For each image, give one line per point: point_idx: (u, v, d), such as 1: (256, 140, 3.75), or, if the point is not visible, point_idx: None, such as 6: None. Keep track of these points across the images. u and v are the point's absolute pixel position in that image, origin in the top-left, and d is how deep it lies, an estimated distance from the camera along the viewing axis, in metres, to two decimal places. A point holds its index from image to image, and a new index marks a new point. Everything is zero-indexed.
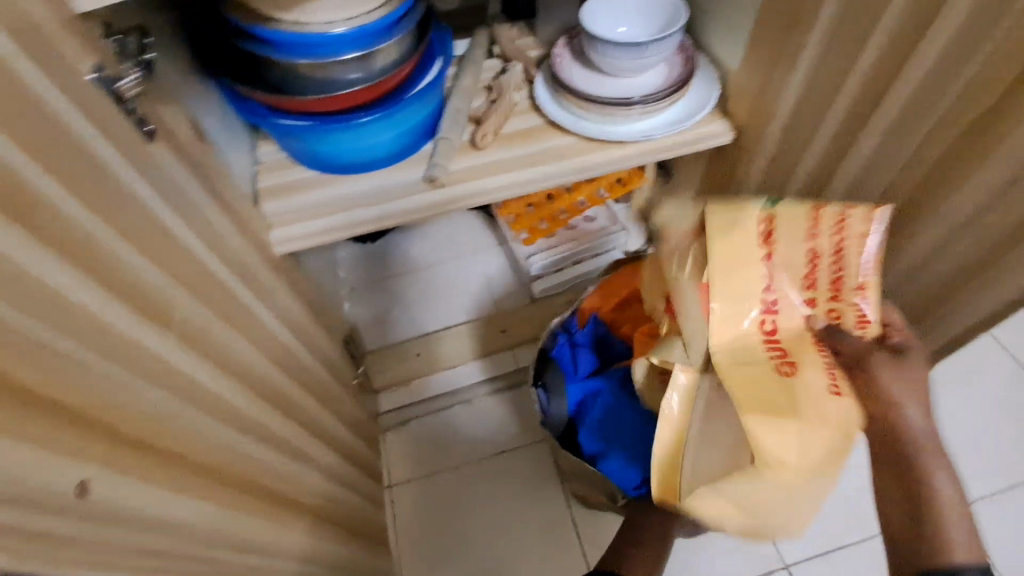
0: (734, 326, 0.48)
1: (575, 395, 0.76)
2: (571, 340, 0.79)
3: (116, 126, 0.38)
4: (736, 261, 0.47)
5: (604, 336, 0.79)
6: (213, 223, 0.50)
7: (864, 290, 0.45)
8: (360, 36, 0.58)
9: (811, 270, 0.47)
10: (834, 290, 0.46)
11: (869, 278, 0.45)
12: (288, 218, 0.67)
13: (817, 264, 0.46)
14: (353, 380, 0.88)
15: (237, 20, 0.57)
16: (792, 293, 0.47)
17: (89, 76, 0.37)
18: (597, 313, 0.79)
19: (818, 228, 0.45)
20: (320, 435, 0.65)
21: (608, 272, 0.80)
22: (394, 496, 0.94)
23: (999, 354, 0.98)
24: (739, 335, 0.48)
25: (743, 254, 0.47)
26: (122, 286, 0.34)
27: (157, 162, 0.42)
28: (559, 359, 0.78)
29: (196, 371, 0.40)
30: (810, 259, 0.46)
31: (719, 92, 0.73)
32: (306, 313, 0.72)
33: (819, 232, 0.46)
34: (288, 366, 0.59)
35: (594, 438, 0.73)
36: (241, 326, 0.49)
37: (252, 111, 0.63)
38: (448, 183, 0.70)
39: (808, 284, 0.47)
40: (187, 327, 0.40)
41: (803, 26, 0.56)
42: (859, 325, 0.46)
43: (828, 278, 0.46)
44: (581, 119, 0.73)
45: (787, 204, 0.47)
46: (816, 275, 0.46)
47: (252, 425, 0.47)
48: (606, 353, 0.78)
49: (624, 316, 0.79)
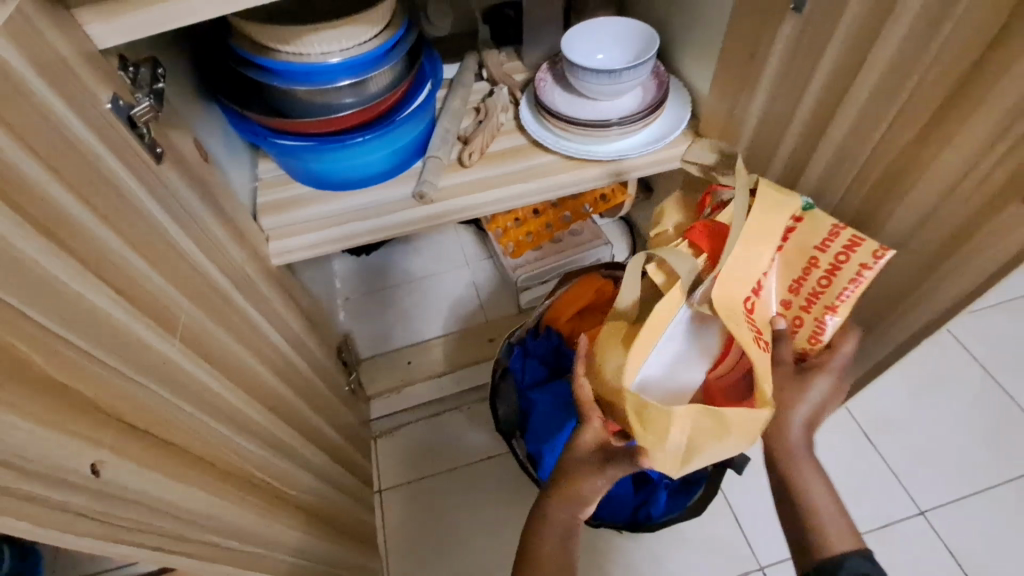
0: (733, 287, 0.53)
1: (521, 403, 0.83)
2: (525, 350, 0.84)
3: (129, 148, 0.42)
4: (763, 234, 0.53)
5: (558, 346, 0.84)
6: (215, 235, 0.54)
7: (832, 311, 0.53)
8: (354, 64, 0.63)
9: (803, 275, 0.55)
10: (808, 299, 0.55)
11: (841, 303, 0.53)
12: (283, 232, 0.71)
13: (811, 272, 0.54)
14: (346, 387, 0.91)
15: (241, 50, 0.63)
16: (773, 291, 0.57)
17: (107, 106, 0.41)
18: (554, 324, 0.85)
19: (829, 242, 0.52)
20: (314, 438, 0.68)
21: (570, 281, 0.83)
22: (384, 500, 0.97)
23: (959, 354, 1.02)
24: (731, 297, 0.52)
25: (770, 231, 0.53)
26: (133, 291, 0.38)
27: (165, 180, 0.47)
28: (514, 369, 0.83)
29: (198, 370, 0.44)
30: (807, 265, 0.55)
31: (690, 115, 0.78)
32: (301, 321, 0.76)
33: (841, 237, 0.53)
34: (284, 371, 0.63)
35: (534, 439, 0.82)
36: (240, 332, 0.53)
37: (252, 132, 0.68)
38: (437, 199, 0.74)
39: (792, 287, 0.56)
40: (190, 331, 0.44)
41: (760, 56, 0.61)
42: (810, 340, 0.55)
43: (812, 287, 0.55)
44: (563, 140, 0.77)
45: (818, 213, 0.54)
46: (806, 282, 0.55)
47: (250, 424, 0.50)
48: (560, 362, 0.84)
49: (583, 324, 0.84)
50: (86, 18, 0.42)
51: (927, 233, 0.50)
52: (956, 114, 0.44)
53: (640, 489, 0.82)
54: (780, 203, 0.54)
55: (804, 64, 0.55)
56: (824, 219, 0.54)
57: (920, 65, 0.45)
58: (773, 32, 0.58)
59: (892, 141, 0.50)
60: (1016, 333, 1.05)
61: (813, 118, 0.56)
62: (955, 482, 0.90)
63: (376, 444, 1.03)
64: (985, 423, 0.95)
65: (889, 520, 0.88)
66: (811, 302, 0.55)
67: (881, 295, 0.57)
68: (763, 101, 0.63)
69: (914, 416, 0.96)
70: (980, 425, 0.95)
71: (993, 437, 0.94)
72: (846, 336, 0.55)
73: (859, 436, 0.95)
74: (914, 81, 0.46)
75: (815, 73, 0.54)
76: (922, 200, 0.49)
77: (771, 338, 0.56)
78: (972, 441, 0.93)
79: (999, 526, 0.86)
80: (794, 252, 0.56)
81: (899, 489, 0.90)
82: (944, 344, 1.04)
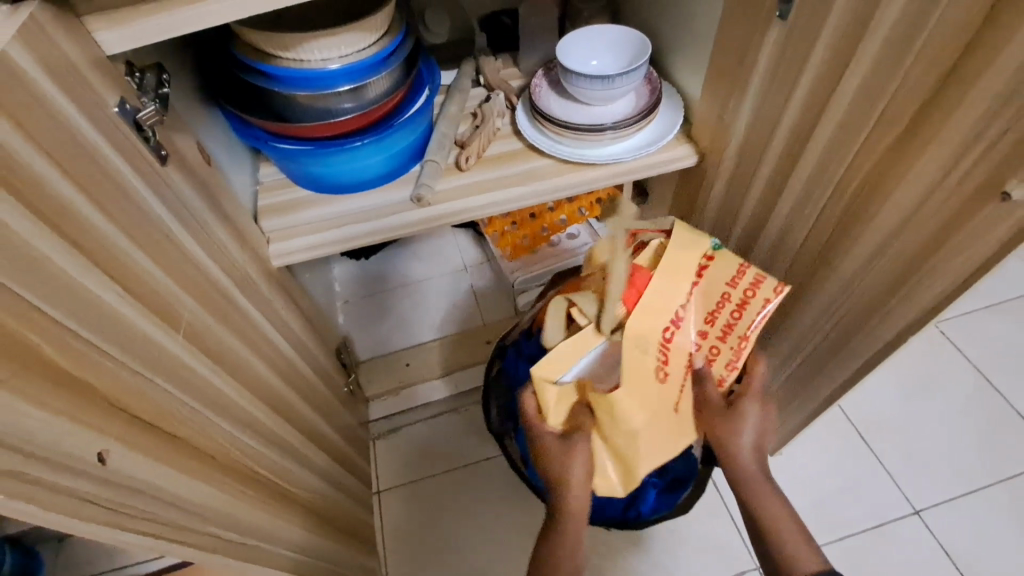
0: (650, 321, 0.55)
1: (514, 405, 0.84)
2: (518, 352, 0.82)
3: (134, 149, 0.44)
4: (671, 280, 0.55)
5: None
6: (217, 236, 0.55)
7: (744, 339, 0.59)
8: (352, 71, 0.65)
9: (716, 309, 0.59)
10: (722, 329, 0.60)
11: (751, 333, 0.59)
12: (284, 234, 0.73)
13: (724, 306, 0.58)
14: (345, 388, 0.92)
15: (243, 56, 0.65)
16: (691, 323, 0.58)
17: (114, 109, 0.42)
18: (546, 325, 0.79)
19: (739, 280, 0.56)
20: (314, 437, 0.69)
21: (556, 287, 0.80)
22: (383, 501, 0.98)
23: (950, 352, 1.04)
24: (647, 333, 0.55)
25: (680, 275, 0.55)
26: (137, 288, 0.39)
27: (169, 181, 0.48)
28: (508, 369, 0.83)
29: (200, 366, 0.45)
30: (720, 299, 0.58)
31: (682, 119, 0.79)
32: (301, 322, 0.77)
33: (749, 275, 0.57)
34: (285, 371, 0.64)
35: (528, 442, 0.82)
36: (242, 331, 0.55)
37: (253, 136, 0.69)
38: (435, 201, 0.75)
39: (707, 317, 0.59)
40: (194, 328, 0.45)
41: (749, 62, 0.62)
42: (726, 367, 0.61)
43: (726, 318, 0.59)
44: (558, 144, 0.79)
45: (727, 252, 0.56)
46: (719, 314, 0.59)
47: (252, 421, 0.51)
48: None
49: None
50: (94, 24, 0.43)
51: (909, 233, 0.52)
52: (933, 118, 0.46)
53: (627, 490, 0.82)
54: (692, 244, 0.55)
55: (790, 69, 0.56)
56: (734, 258, 0.56)
57: (899, 70, 0.46)
58: (760, 38, 0.59)
59: (874, 143, 0.51)
60: (1010, 334, 1.06)
61: (799, 122, 0.58)
62: (948, 483, 0.91)
63: (375, 446, 1.03)
64: (979, 423, 0.96)
65: (883, 519, 0.88)
66: (726, 332, 0.60)
67: (867, 293, 0.59)
68: (752, 106, 0.65)
69: (908, 417, 0.97)
70: (971, 423, 0.96)
71: (985, 436, 0.95)
72: (757, 360, 0.64)
73: (853, 436, 0.96)
74: (893, 86, 0.47)
75: (801, 78, 0.55)
76: (903, 201, 0.51)
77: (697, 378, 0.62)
78: (965, 440, 0.94)
79: (992, 525, 0.87)
80: (709, 287, 0.57)
81: (893, 488, 0.91)
82: (934, 342, 1.05)
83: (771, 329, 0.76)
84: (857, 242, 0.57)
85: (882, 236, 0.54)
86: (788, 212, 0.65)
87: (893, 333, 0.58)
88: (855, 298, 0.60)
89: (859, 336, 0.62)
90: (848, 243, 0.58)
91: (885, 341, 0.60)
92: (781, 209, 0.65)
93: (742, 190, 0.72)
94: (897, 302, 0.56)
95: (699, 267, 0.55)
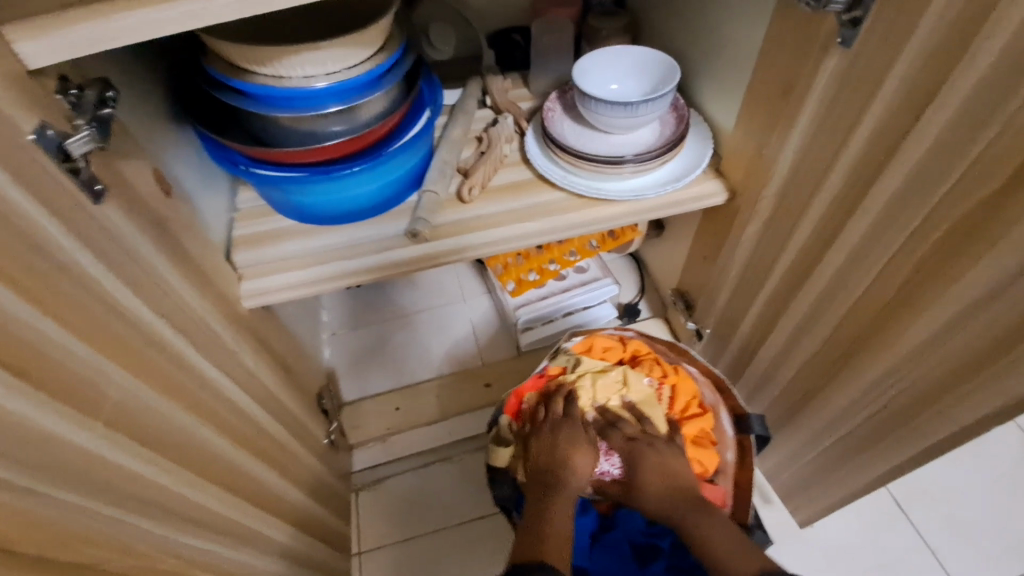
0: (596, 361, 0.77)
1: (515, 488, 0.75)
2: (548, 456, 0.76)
3: (57, 189, 0.35)
4: (615, 353, 0.79)
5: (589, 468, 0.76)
6: (169, 283, 0.46)
7: (682, 386, 0.77)
8: (342, 90, 0.56)
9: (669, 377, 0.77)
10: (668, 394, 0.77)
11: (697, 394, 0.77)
12: (258, 271, 0.64)
13: (675, 373, 0.78)
14: (326, 439, 0.82)
15: (212, 70, 0.56)
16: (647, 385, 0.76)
17: (29, 136, 0.34)
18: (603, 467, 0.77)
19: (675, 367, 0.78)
20: (281, 511, 0.59)
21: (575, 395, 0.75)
22: (363, 564, 0.86)
23: None
24: (595, 363, 0.76)
25: (621, 351, 0.79)
26: (41, 373, 0.31)
27: (105, 225, 0.39)
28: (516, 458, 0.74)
29: (126, 459, 0.36)
30: (665, 370, 0.78)
31: (711, 153, 0.72)
32: (274, 369, 0.67)
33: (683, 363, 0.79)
34: (249, 439, 0.54)
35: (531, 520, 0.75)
36: (192, 400, 0.45)
37: (232, 162, 0.60)
38: (432, 237, 0.67)
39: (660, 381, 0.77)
40: (119, 408, 0.36)
41: (796, 97, 0.55)
42: (686, 405, 0.77)
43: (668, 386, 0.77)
44: (572, 175, 0.71)
45: (668, 365, 0.79)
46: (669, 377, 0.77)
47: (194, 516, 0.42)
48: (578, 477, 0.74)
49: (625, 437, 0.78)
50: (15, 35, 0.35)
51: (998, 306, 0.43)
52: None
53: (644, 569, 0.68)
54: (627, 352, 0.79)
55: (854, 103, 0.49)
56: (667, 365, 0.79)
57: (995, 117, 0.38)
58: (814, 69, 0.51)
59: (956, 198, 0.43)
60: None
61: (861, 162, 0.50)
62: (999, 564, 0.81)
63: (357, 499, 0.92)
64: None
65: None
66: (666, 383, 0.77)
67: (931, 372, 0.50)
68: (801, 142, 0.56)
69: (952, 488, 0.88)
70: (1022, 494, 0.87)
71: None
72: (722, 439, 0.75)
73: (892, 508, 0.86)
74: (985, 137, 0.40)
75: (866, 115, 0.47)
76: (992, 269, 0.42)
77: (691, 412, 0.76)
78: (1015, 515, 0.85)
79: None
80: (655, 365, 0.78)
81: (936, 568, 0.81)
82: None
83: (810, 392, 0.67)
84: (924, 309, 0.49)
85: (958, 306, 0.46)
86: (838, 263, 0.56)
87: (969, 418, 0.49)
88: (916, 374, 0.52)
89: (922, 416, 0.53)
90: (911, 311, 0.50)
91: (959, 425, 0.50)
92: (829, 261, 0.57)
93: (780, 236, 0.64)
94: (968, 387, 0.48)
95: (640, 359, 0.79)
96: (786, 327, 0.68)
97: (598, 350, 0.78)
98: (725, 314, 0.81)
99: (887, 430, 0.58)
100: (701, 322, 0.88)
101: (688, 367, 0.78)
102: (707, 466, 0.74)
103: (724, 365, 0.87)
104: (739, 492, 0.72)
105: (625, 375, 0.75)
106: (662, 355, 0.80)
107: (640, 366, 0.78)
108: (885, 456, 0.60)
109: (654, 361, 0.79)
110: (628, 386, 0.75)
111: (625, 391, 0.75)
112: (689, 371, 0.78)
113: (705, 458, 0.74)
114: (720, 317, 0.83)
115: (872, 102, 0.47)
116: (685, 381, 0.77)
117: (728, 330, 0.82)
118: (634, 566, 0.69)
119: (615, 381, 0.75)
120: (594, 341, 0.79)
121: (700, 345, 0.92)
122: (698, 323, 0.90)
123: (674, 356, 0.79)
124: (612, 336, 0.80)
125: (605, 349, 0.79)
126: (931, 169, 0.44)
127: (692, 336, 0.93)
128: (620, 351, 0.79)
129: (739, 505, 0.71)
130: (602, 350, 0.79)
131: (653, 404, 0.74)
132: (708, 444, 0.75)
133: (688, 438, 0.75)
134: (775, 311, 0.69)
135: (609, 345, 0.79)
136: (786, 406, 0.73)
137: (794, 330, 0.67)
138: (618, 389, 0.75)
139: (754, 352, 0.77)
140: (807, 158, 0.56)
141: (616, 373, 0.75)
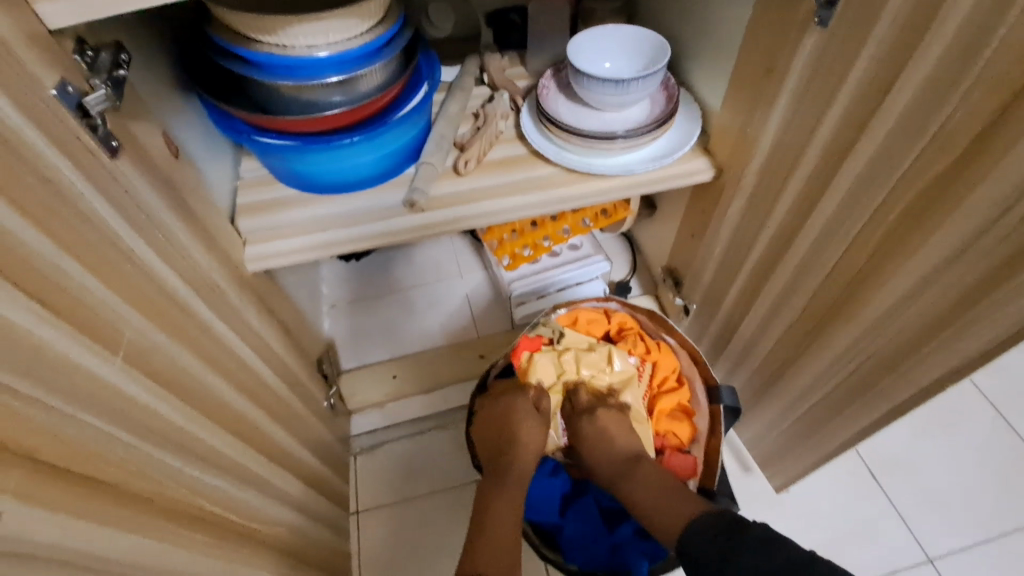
0: (580, 335, 0.80)
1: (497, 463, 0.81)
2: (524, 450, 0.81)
3: (76, 142, 0.38)
4: (598, 325, 0.83)
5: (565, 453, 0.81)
6: (178, 239, 0.49)
7: (662, 361, 0.80)
8: (342, 60, 0.59)
9: (650, 352, 0.81)
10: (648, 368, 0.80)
11: (677, 368, 0.81)
12: (261, 236, 0.66)
13: (657, 347, 0.81)
14: (325, 403, 0.85)
15: (218, 39, 0.58)
16: (630, 360, 0.79)
17: (51, 91, 0.36)
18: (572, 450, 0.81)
19: (657, 341, 0.82)
20: (286, 463, 0.63)
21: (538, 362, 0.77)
22: (361, 523, 0.90)
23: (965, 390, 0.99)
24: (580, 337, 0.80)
25: (603, 324, 0.84)
26: (64, 307, 0.34)
27: (119, 179, 0.42)
28: None
29: (141, 394, 0.39)
30: (647, 343, 0.82)
31: (699, 131, 0.74)
32: (278, 332, 0.70)
33: (664, 334, 0.83)
34: (254, 392, 0.58)
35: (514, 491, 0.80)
36: (201, 348, 0.48)
37: (236, 130, 0.62)
38: (429, 207, 0.69)
39: (643, 354, 0.81)
40: (135, 347, 0.40)
41: (778, 74, 0.57)
42: (665, 378, 0.80)
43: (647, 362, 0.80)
44: (564, 150, 0.73)
45: (651, 340, 0.83)
46: (652, 351, 0.81)
47: (205, 453, 0.46)
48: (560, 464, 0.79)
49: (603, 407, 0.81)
50: None
51: (956, 271, 0.46)
52: (989, 148, 0.40)
53: (614, 531, 0.73)
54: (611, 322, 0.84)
55: (830, 80, 0.51)
56: (651, 339, 0.82)
57: (955, 91, 0.41)
58: (795, 47, 0.54)
59: (919, 170, 0.46)
60: None
61: (837, 136, 0.52)
62: (961, 531, 0.85)
63: (356, 462, 0.96)
64: (998, 468, 0.90)
65: (894, 569, 0.82)
66: (647, 356, 0.81)
67: (896, 337, 0.53)
68: (781, 119, 0.59)
69: (923, 458, 0.91)
70: (990, 465, 0.90)
71: (1005, 478, 0.89)
72: (698, 411, 0.78)
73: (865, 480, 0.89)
74: (946, 110, 0.42)
75: (840, 91, 0.50)
76: (951, 236, 0.45)
77: (671, 386, 0.80)
78: (982, 485, 0.89)
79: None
80: (637, 338, 0.83)
81: (903, 535, 0.85)
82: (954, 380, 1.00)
83: (787, 361, 0.71)
84: (891, 276, 0.51)
85: (920, 272, 0.48)
86: (814, 236, 0.59)
87: (929, 379, 0.52)
88: (882, 340, 0.55)
89: (888, 380, 0.56)
90: (878, 279, 0.53)
91: (919, 387, 0.53)
92: (805, 235, 0.60)
93: (762, 211, 0.66)
94: (928, 351, 0.51)
95: (624, 330, 0.84)
96: (766, 300, 0.71)
97: (583, 324, 0.83)
98: (711, 289, 0.84)
99: (855, 395, 0.61)
100: (688, 298, 0.92)
101: (670, 342, 0.82)
102: (682, 437, 0.77)
103: (709, 340, 0.90)
104: (710, 460, 0.75)
105: (609, 350, 0.78)
106: (646, 328, 0.84)
107: (624, 338, 0.83)
108: (854, 420, 0.63)
109: (636, 335, 0.83)
110: (612, 359, 0.78)
111: (609, 364, 0.77)
112: (670, 344, 0.82)
113: (680, 430, 0.78)
114: (707, 293, 0.86)
115: (846, 78, 0.49)
116: (667, 356, 0.81)
117: (714, 305, 0.85)
118: (604, 529, 0.74)
119: (600, 354, 0.78)
120: (580, 313, 0.84)
121: (687, 321, 0.96)
122: (686, 299, 0.93)
123: (656, 328, 0.83)
124: (599, 307, 0.85)
125: (590, 321, 0.83)
126: (897, 143, 0.47)
127: (680, 312, 0.96)
128: (603, 322, 0.84)
129: (707, 472, 0.74)
130: (588, 322, 0.83)
131: (634, 383, 0.77)
132: (683, 416, 0.79)
133: (663, 411, 0.78)
134: (756, 284, 0.72)
135: (595, 317, 0.84)
136: (765, 376, 0.77)
137: (773, 303, 0.70)
138: (601, 362, 0.78)
139: (736, 325, 0.80)
140: (786, 134, 0.59)
141: (600, 347, 0.78)
